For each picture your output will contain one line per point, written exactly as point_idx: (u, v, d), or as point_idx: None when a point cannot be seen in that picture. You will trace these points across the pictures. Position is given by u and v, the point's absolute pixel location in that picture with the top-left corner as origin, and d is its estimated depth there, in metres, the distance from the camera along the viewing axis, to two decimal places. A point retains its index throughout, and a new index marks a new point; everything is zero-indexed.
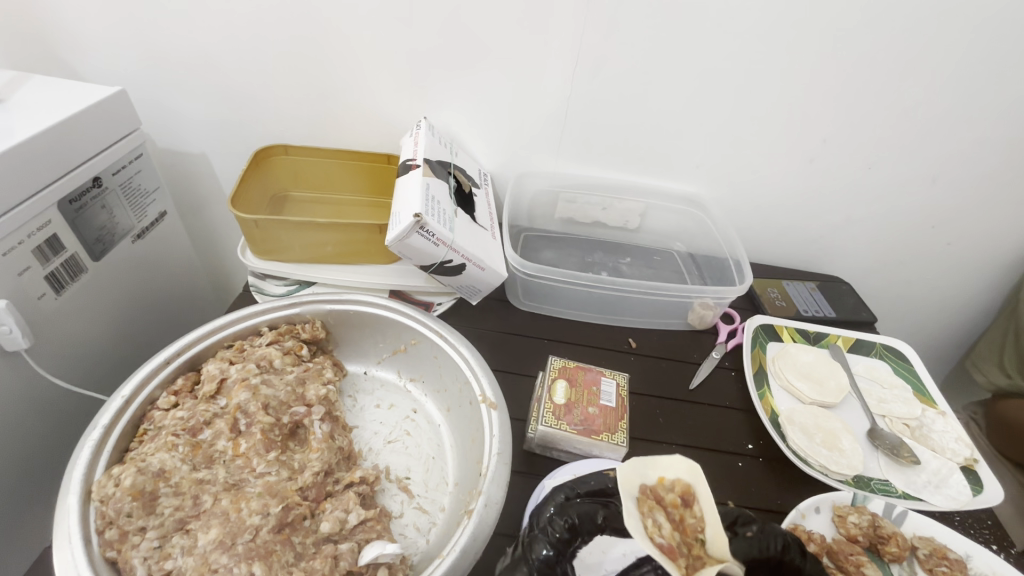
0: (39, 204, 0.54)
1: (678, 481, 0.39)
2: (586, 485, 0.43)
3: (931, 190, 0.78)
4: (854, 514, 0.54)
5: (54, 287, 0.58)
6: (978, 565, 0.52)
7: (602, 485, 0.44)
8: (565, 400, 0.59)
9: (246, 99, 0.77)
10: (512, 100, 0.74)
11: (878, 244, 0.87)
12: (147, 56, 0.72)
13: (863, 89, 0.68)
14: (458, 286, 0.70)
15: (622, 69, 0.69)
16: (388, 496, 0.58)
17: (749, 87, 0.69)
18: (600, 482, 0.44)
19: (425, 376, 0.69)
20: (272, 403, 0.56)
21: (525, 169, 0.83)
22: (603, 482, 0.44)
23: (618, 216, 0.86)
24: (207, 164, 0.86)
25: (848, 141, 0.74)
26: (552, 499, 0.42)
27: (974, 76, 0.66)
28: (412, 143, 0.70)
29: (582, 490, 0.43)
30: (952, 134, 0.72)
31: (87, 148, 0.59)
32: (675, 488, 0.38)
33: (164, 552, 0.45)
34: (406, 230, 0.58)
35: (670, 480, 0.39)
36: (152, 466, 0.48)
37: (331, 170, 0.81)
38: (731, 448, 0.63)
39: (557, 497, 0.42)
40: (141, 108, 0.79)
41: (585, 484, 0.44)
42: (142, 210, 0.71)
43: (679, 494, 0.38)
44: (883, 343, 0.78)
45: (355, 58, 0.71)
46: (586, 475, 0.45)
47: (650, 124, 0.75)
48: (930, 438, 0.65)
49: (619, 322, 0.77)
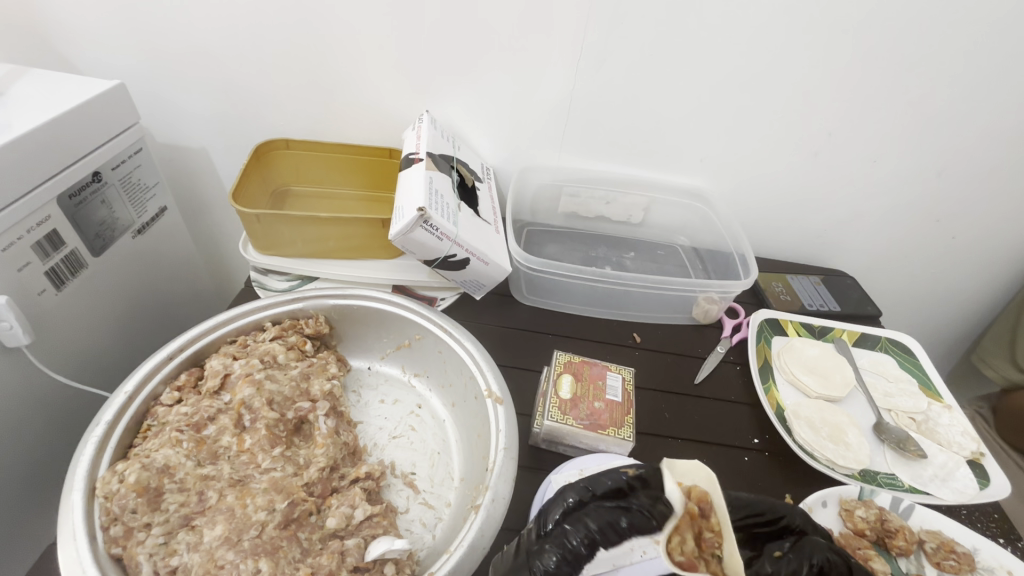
0: (38, 199, 0.53)
1: (696, 487, 0.35)
2: (600, 485, 0.39)
3: (937, 184, 0.78)
4: (861, 508, 0.54)
5: (55, 283, 0.58)
6: (985, 558, 0.52)
7: (620, 485, 0.39)
8: (571, 395, 0.58)
9: (245, 92, 0.76)
10: (514, 95, 0.73)
11: (884, 238, 0.87)
12: (146, 51, 0.72)
13: (870, 80, 0.68)
14: (462, 281, 0.69)
15: (624, 63, 0.68)
16: (393, 491, 0.57)
17: (755, 79, 0.69)
18: (618, 481, 0.39)
19: (429, 371, 0.68)
20: (276, 398, 0.55)
21: (528, 163, 0.83)
22: (619, 477, 0.39)
23: (621, 210, 0.86)
24: (207, 159, 0.86)
25: (854, 134, 0.73)
26: (563, 500, 0.39)
27: (982, 67, 0.65)
28: (414, 137, 0.70)
29: (596, 491, 0.39)
30: (958, 127, 0.71)
31: (86, 143, 0.58)
32: (691, 496, 0.35)
33: (169, 548, 0.44)
34: (409, 225, 0.57)
35: (689, 486, 0.36)
36: (156, 462, 0.47)
37: (332, 165, 0.80)
38: (737, 443, 0.62)
39: (567, 496, 0.39)
40: (140, 103, 0.78)
41: (599, 483, 0.40)
42: (142, 206, 0.71)
43: (694, 500, 0.34)
44: (888, 337, 0.77)
45: (354, 51, 0.70)
46: (603, 472, 0.41)
47: (653, 116, 0.74)
48: (936, 431, 0.65)
49: (623, 316, 0.76)
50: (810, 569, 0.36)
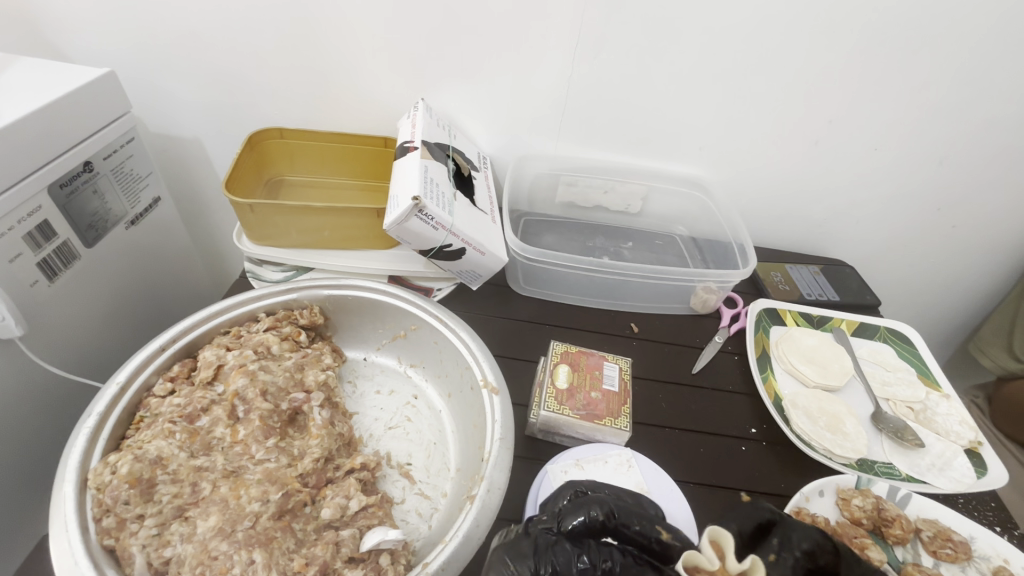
0: (29, 189, 0.52)
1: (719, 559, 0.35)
2: (623, 522, 0.41)
3: (939, 172, 0.77)
4: (858, 497, 0.54)
5: (47, 274, 0.57)
6: (982, 547, 0.52)
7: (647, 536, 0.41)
8: (568, 385, 0.58)
9: (238, 80, 0.75)
10: (511, 83, 0.72)
11: (883, 227, 0.86)
12: (137, 37, 0.70)
13: (873, 67, 0.66)
14: (458, 271, 0.69)
15: (623, 49, 0.67)
16: (389, 482, 0.57)
17: (756, 65, 0.67)
18: (648, 534, 0.41)
19: (425, 362, 0.68)
20: (270, 389, 0.55)
21: (525, 152, 0.82)
22: (653, 534, 0.41)
23: (619, 199, 0.85)
24: (201, 148, 0.85)
25: (856, 120, 0.72)
26: (589, 513, 0.41)
27: (987, 52, 0.64)
28: (409, 124, 0.68)
29: (621, 530, 0.41)
30: (962, 113, 0.70)
31: (76, 132, 0.57)
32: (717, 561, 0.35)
33: (163, 539, 0.44)
34: (405, 214, 0.56)
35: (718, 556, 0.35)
36: (149, 454, 0.47)
37: (326, 153, 0.79)
38: (735, 433, 0.62)
39: (592, 510, 0.41)
40: (133, 91, 0.77)
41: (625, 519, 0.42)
42: (135, 196, 0.70)
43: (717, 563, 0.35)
44: (887, 326, 0.77)
45: (349, 36, 0.69)
46: (634, 511, 0.42)
47: (652, 104, 0.73)
48: (934, 420, 0.65)
49: (620, 307, 0.76)
50: (797, 555, 0.39)
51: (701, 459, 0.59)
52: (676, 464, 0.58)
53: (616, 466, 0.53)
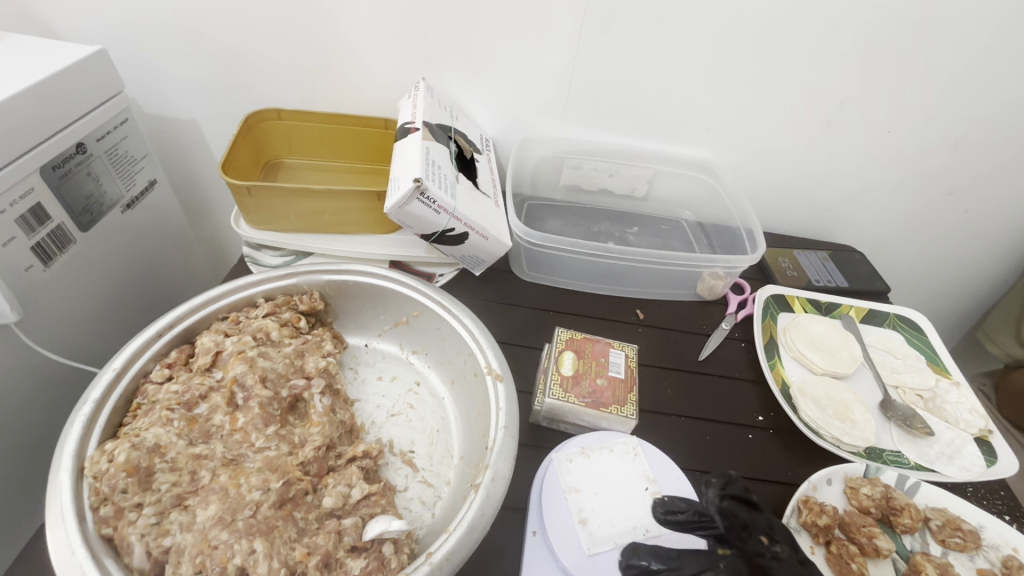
0: (20, 171, 0.51)
1: None
2: (587, 458, 0.52)
3: (953, 154, 0.75)
4: (867, 486, 0.53)
5: (42, 259, 0.56)
6: (991, 536, 0.51)
7: (599, 455, 0.52)
8: (573, 372, 0.57)
9: (233, 60, 0.73)
10: (515, 61, 0.70)
11: (895, 212, 0.84)
12: (130, 16, 0.68)
13: (890, 47, 0.64)
14: (461, 256, 0.67)
15: (631, 26, 0.65)
16: (391, 469, 0.57)
17: (772, 43, 0.65)
18: (595, 453, 0.53)
19: (427, 348, 0.67)
20: (270, 376, 0.54)
21: (529, 134, 0.79)
22: (600, 449, 0.53)
23: (625, 183, 0.83)
24: (197, 130, 0.83)
25: (871, 102, 0.70)
26: (561, 476, 0.51)
27: (1009, 31, 0.61)
28: (410, 105, 0.66)
29: (586, 467, 0.51)
30: (981, 94, 0.68)
31: (67, 112, 0.55)
32: None
33: (162, 528, 0.43)
34: (406, 197, 0.55)
35: None
36: (147, 441, 0.46)
37: (325, 135, 0.77)
38: (742, 421, 0.61)
39: (563, 472, 0.51)
40: (126, 71, 0.75)
41: (582, 452, 0.52)
42: (130, 178, 0.68)
43: None
44: (897, 313, 0.76)
45: (347, 12, 0.66)
46: (587, 449, 0.53)
47: (659, 85, 0.71)
48: (944, 408, 0.64)
49: (625, 292, 0.74)
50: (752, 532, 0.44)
51: (707, 448, 0.58)
52: (683, 453, 0.57)
53: (621, 453, 0.53)
